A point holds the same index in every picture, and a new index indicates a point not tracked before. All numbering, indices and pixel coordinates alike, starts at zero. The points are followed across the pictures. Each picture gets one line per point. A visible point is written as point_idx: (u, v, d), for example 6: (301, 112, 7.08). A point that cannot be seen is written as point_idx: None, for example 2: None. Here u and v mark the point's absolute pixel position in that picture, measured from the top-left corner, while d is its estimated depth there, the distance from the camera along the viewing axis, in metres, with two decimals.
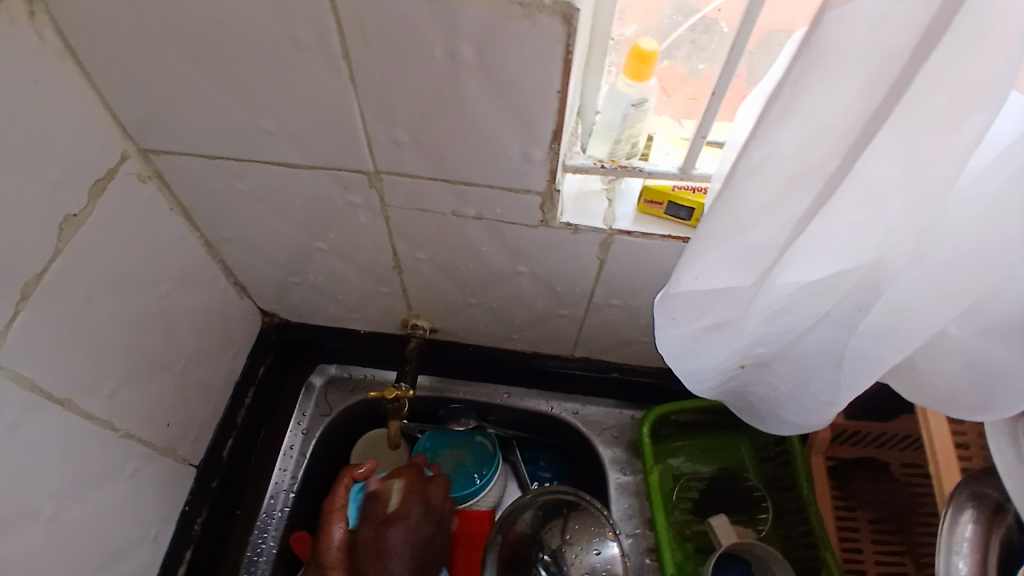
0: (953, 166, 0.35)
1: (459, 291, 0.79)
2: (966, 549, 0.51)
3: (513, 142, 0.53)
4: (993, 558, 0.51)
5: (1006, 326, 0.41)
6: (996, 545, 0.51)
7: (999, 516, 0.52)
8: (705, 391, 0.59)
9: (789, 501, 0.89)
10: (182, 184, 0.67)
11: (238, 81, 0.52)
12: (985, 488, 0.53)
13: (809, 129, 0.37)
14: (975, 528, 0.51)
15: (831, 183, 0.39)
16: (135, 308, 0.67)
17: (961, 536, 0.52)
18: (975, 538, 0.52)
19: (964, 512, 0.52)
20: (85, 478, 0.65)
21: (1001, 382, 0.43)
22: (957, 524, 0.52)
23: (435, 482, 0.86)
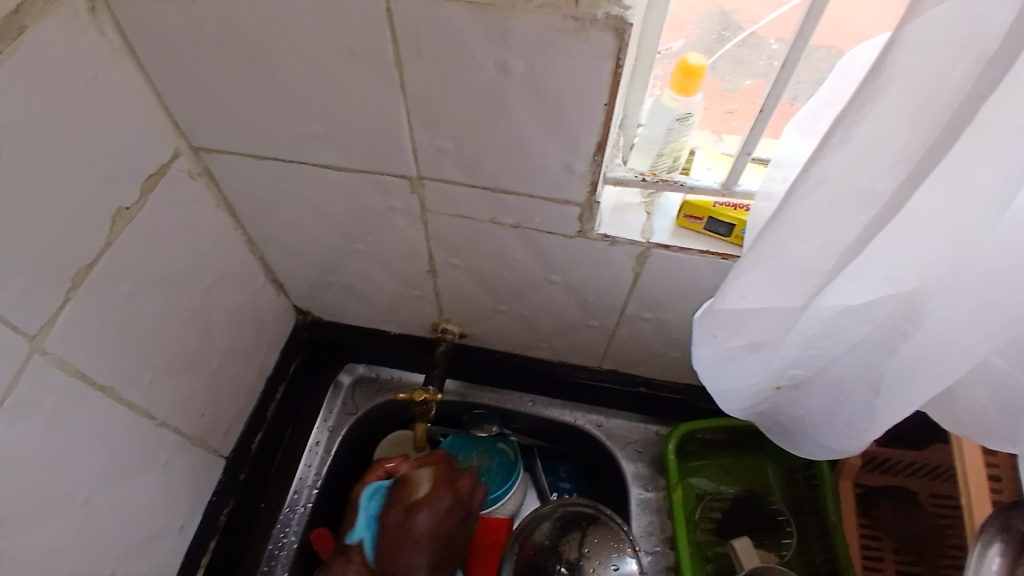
0: (1000, 196, 0.34)
1: (491, 298, 0.79)
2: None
3: (554, 154, 0.53)
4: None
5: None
6: None
7: None
8: (737, 411, 0.59)
9: (815, 527, 0.87)
10: (229, 182, 0.69)
11: (290, 85, 0.53)
12: (1015, 521, 0.49)
13: (862, 157, 0.36)
14: (1002, 562, 0.48)
15: (880, 214, 0.38)
16: (176, 301, 0.69)
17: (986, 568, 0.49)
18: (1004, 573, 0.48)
19: (992, 545, 0.49)
20: (118, 466, 0.67)
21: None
22: (984, 557, 0.49)
23: (465, 474, 0.88)
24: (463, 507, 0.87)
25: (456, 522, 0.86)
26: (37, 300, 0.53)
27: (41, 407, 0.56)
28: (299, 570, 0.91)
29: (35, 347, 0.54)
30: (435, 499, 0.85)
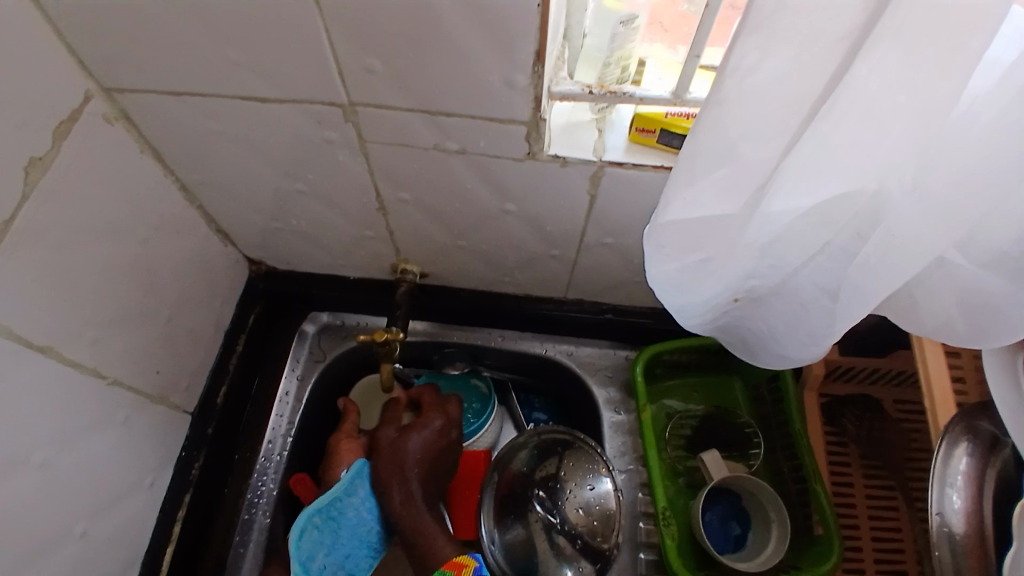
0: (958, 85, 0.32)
1: (447, 233, 0.76)
2: (960, 482, 0.56)
3: (493, 67, 0.50)
4: (987, 493, 0.55)
5: (1007, 254, 0.39)
6: (990, 475, 0.56)
7: (993, 448, 0.56)
8: (696, 326, 0.58)
9: (780, 438, 0.90)
10: (150, 124, 0.64)
11: (199, 7, 0.48)
12: (980, 422, 0.57)
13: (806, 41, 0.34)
14: (969, 462, 0.56)
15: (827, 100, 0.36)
16: (112, 254, 0.65)
17: (956, 468, 0.56)
18: (969, 470, 0.56)
19: (959, 445, 0.56)
20: (74, 427, 0.64)
21: (999, 313, 0.42)
22: (951, 457, 0.56)
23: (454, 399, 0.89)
24: (455, 433, 0.88)
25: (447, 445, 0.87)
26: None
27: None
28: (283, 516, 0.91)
29: None
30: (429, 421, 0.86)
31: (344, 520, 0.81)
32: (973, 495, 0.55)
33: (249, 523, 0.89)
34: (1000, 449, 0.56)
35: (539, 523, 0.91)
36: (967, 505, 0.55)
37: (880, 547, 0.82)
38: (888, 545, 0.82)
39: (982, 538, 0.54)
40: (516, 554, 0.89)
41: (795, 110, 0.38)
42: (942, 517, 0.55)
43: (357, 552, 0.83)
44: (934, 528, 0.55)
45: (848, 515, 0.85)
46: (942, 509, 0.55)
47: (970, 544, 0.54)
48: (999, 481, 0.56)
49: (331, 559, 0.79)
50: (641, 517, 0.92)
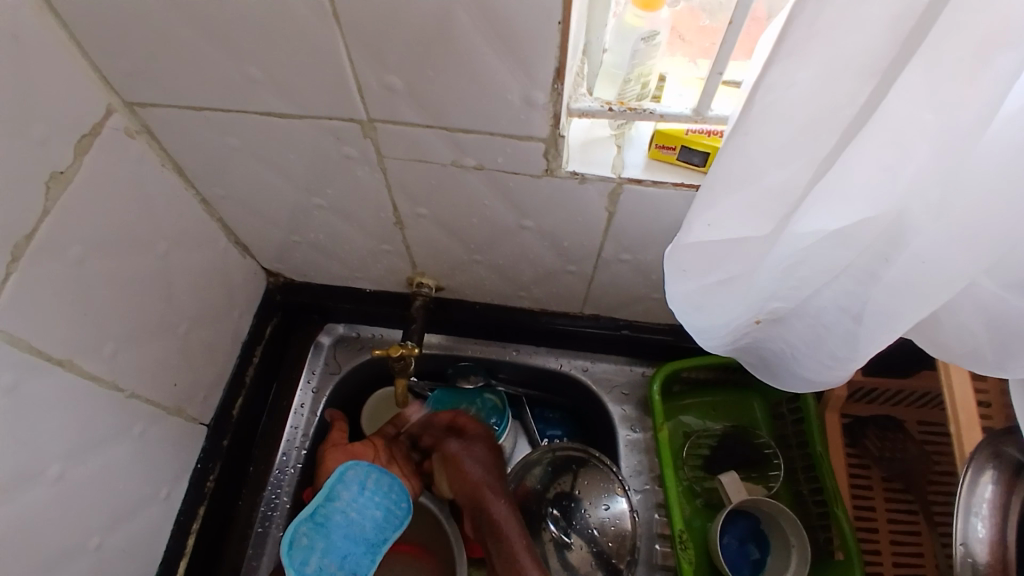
0: (984, 113, 0.31)
1: (463, 247, 0.76)
2: (985, 509, 0.54)
3: (512, 85, 0.50)
4: (1012, 521, 0.54)
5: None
6: (1016, 504, 0.54)
7: (1019, 477, 0.54)
8: (716, 347, 0.57)
9: (801, 457, 0.88)
10: (172, 139, 0.64)
11: (222, 26, 0.49)
12: (1004, 447, 0.55)
13: (831, 62, 0.33)
14: (994, 489, 0.54)
15: (854, 124, 0.35)
16: (132, 267, 0.66)
17: (981, 496, 0.54)
18: (994, 499, 0.54)
19: (984, 472, 0.54)
20: (90, 438, 0.65)
21: None
22: (977, 485, 0.54)
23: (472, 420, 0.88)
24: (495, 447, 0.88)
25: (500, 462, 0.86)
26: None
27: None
28: None
29: None
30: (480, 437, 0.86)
31: (336, 522, 0.77)
32: (997, 522, 0.54)
33: (263, 536, 0.89)
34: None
35: (552, 542, 0.89)
36: (992, 534, 0.54)
37: (902, 572, 0.79)
38: (910, 571, 0.79)
39: (1006, 568, 0.53)
40: None
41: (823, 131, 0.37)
42: (966, 545, 0.54)
43: (356, 549, 0.76)
44: (957, 557, 0.54)
45: (869, 539, 0.82)
46: (964, 537, 0.54)
47: (993, 573, 0.53)
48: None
49: (330, 561, 0.75)
50: (657, 539, 0.90)
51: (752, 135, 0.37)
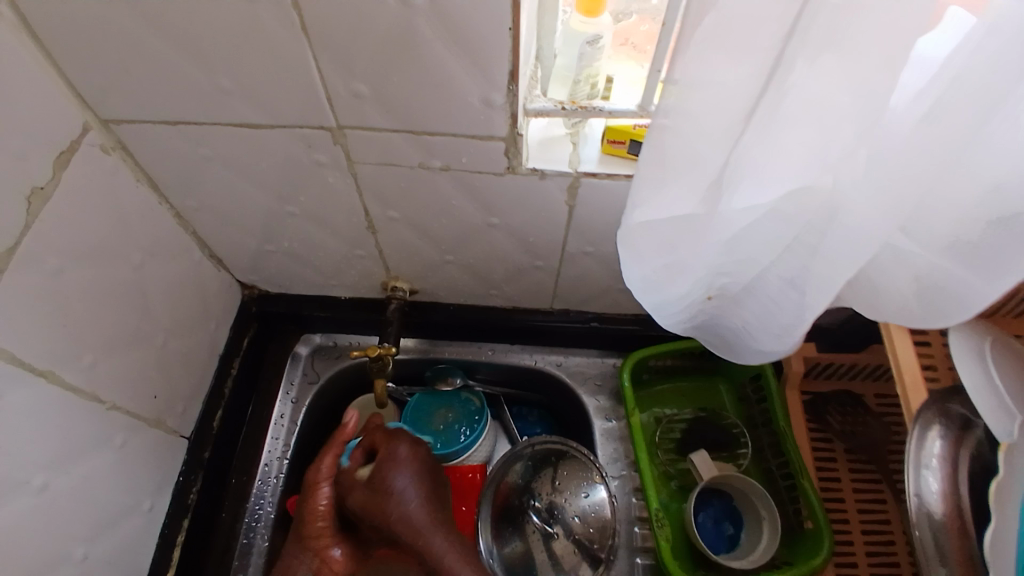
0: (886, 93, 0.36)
1: (434, 248, 0.79)
2: (936, 463, 0.59)
3: (471, 87, 0.53)
4: (962, 475, 0.59)
5: (953, 237, 0.42)
6: (965, 456, 0.59)
7: (966, 430, 0.59)
8: (674, 326, 0.62)
9: (766, 437, 0.93)
10: (147, 153, 0.66)
11: (194, 41, 0.52)
12: (952, 406, 0.60)
13: (747, 48, 0.38)
14: (944, 443, 0.59)
15: (774, 106, 0.40)
16: (107, 279, 0.67)
17: (930, 452, 0.59)
18: (943, 452, 0.59)
19: (932, 427, 0.59)
20: (71, 449, 0.65)
21: (951, 292, 0.45)
22: (926, 439, 0.59)
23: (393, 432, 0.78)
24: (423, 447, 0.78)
25: (421, 465, 0.76)
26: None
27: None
28: (281, 538, 0.92)
29: None
30: (392, 452, 0.75)
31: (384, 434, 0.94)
32: (948, 478, 0.58)
33: (249, 546, 0.90)
34: (972, 430, 0.59)
35: (536, 533, 0.92)
36: (944, 489, 0.58)
37: (871, 539, 0.83)
38: (878, 537, 0.83)
39: (961, 519, 0.57)
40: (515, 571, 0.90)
41: (742, 113, 0.41)
42: (919, 499, 0.58)
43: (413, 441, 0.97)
44: (913, 508, 0.58)
45: (837, 509, 0.86)
46: (919, 492, 0.58)
47: (949, 521, 0.57)
48: (972, 462, 0.59)
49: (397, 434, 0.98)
50: (637, 522, 0.93)
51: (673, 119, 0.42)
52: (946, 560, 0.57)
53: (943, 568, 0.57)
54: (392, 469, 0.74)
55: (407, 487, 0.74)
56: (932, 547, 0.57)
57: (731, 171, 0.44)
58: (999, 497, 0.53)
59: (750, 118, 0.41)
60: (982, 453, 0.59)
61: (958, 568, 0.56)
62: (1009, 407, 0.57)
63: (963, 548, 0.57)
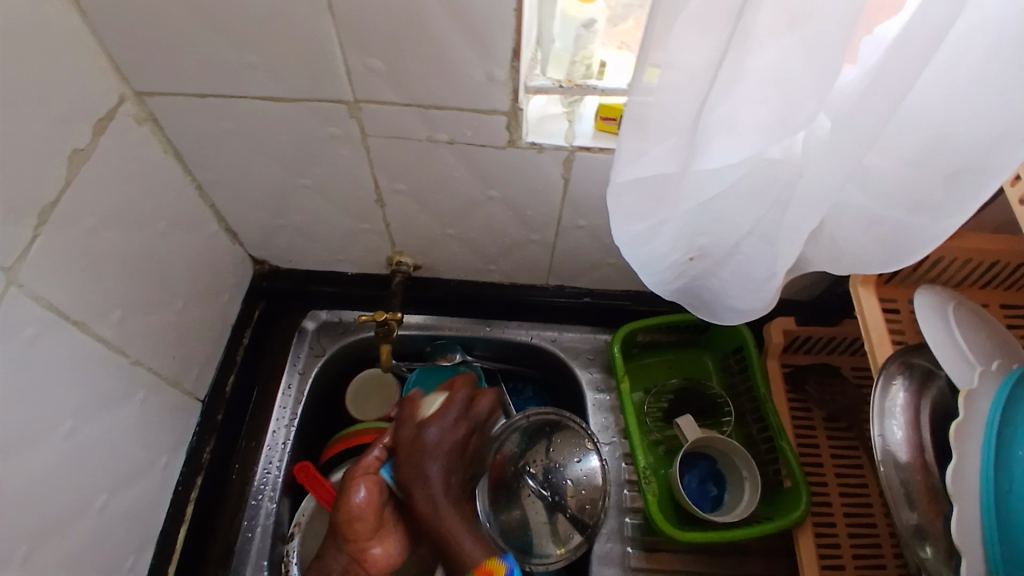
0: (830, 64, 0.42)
1: (437, 221, 0.85)
2: (899, 411, 0.65)
3: (476, 63, 0.59)
4: (924, 423, 0.64)
5: (894, 190, 0.50)
6: (927, 405, 0.65)
7: (926, 381, 0.65)
8: (660, 284, 0.68)
9: (749, 404, 0.99)
10: (173, 125, 0.72)
11: (226, 18, 0.57)
12: (914, 359, 0.67)
13: (708, 28, 0.43)
14: (906, 393, 0.65)
15: (734, 80, 0.45)
16: (134, 242, 0.72)
17: (894, 401, 0.65)
18: (906, 402, 0.65)
19: (895, 380, 0.65)
20: (99, 398, 0.70)
21: (899, 236, 0.52)
22: (889, 391, 0.65)
23: (483, 393, 0.89)
24: (480, 420, 0.88)
25: (470, 430, 0.86)
26: (8, 232, 0.56)
27: (18, 336, 0.59)
28: (289, 500, 0.96)
29: (11, 278, 0.57)
30: (447, 410, 0.85)
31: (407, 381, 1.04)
32: (910, 424, 0.64)
33: (256, 509, 0.94)
34: (933, 380, 0.65)
35: (532, 495, 0.97)
36: (907, 434, 0.64)
37: (848, 501, 0.88)
38: (855, 499, 0.88)
39: (924, 460, 0.63)
40: (512, 532, 0.95)
41: (706, 87, 0.46)
42: (884, 443, 0.64)
43: None
44: (879, 453, 0.64)
45: (816, 473, 0.91)
46: (883, 438, 0.64)
47: (914, 465, 0.63)
48: (934, 408, 0.65)
49: None
50: (626, 484, 0.99)
51: (652, 90, 0.47)
52: (912, 500, 0.62)
53: (911, 510, 0.62)
54: (432, 420, 0.83)
55: (438, 437, 0.82)
56: (899, 488, 0.62)
57: (700, 137, 0.49)
58: (959, 435, 0.55)
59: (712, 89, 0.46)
60: (944, 399, 0.65)
61: (925, 506, 0.62)
62: (969, 356, 0.63)
63: (926, 485, 0.62)
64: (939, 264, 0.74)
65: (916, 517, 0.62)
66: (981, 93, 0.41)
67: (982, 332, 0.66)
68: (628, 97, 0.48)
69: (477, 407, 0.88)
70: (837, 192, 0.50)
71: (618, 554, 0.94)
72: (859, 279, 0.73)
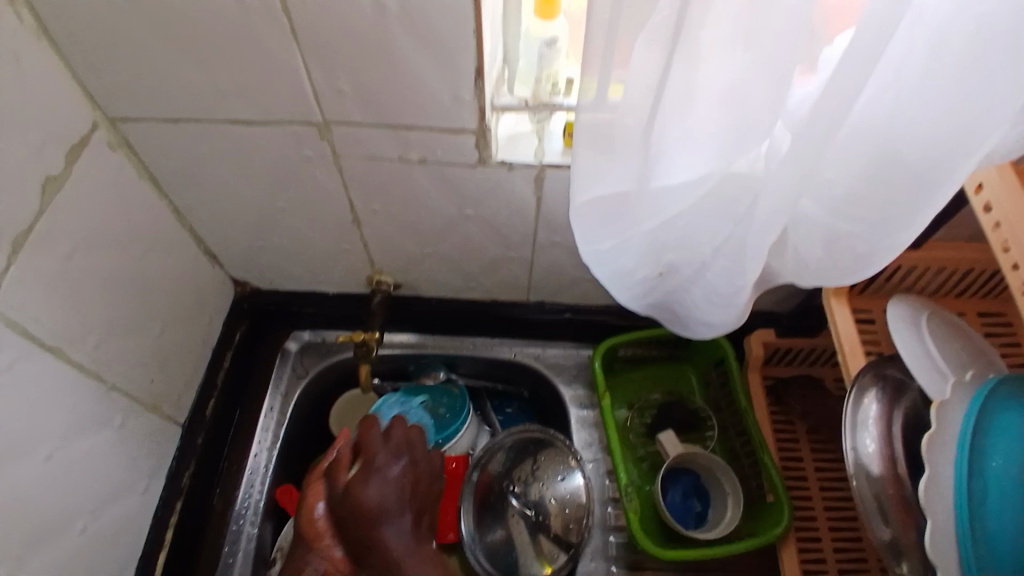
0: (775, 77, 0.43)
1: (415, 240, 0.85)
2: (871, 424, 0.65)
3: (442, 86, 0.60)
4: (896, 436, 0.64)
5: (844, 202, 0.51)
6: (898, 417, 0.65)
7: (899, 393, 0.65)
8: (631, 299, 0.68)
9: (731, 418, 0.99)
10: (151, 150, 0.73)
11: (197, 44, 0.58)
12: (886, 370, 0.66)
13: (656, 44, 0.44)
14: (879, 407, 0.64)
15: (687, 96, 0.46)
16: (113, 266, 0.73)
17: (866, 413, 0.65)
18: (879, 415, 0.64)
19: (867, 393, 0.65)
20: (77, 421, 0.70)
21: (854, 245, 0.53)
22: (861, 404, 0.65)
23: (397, 422, 0.89)
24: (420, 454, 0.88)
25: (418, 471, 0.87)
26: None
27: None
28: (272, 522, 0.96)
29: None
30: (375, 452, 0.85)
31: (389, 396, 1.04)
32: (883, 437, 0.64)
33: (238, 533, 0.92)
34: (906, 391, 0.65)
35: (517, 516, 0.97)
36: (880, 447, 0.64)
37: (833, 515, 0.87)
38: (840, 511, 0.87)
39: (896, 473, 0.63)
40: (499, 553, 0.94)
41: (657, 105, 0.47)
42: (856, 456, 0.64)
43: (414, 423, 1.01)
44: (851, 465, 0.64)
45: (800, 487, 0.90)
46: (855, 451, 0.65)
47: (887, 480, 0.63)
48: (907, 418, 0.65)
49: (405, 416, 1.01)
50: (610, 502, 0.98)
51: (617, 106, 0.48)
52: (886, 514, 0.62)
53: (885, 525, 0.62)
54: (370, 474, 0.82)
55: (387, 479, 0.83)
56: (871, 502, 0.63)
57: (656, 153, 0.50)
58: (931, 448, 0.55)
59: (663, 105, 0.47)
60: (917, 411, 0.65)
61: (897, 520, 0.62)
62: (942, 368, 0.62)
63: (899, 497, 0.62)
64: (912, 274, 0.74)
65: (890, 531, 0.62)
66: (917, 106, 0.43)
67: (954, 341, 0.66)
68: (580, 115, 0.49)
69: (394, 437, 0.87)
70: (793, 204, 0.51)
71: (603, 573, 0.93)
72: (831, 290, 0.74)
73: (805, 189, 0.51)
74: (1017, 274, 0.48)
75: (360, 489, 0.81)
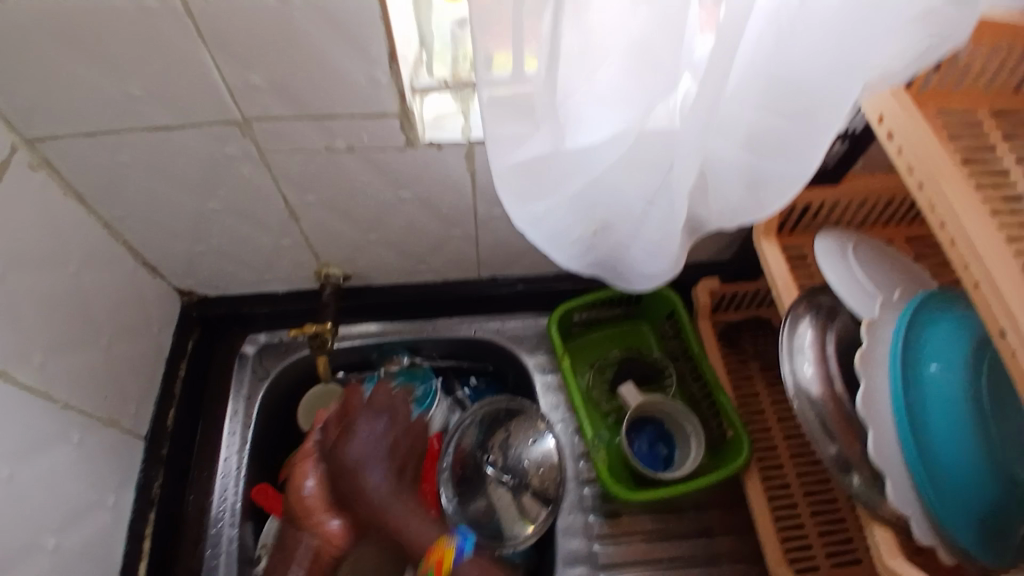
0: (662, 25, 0.44)
1: (357, 228, 0.85)
2: (807, 349, 0.68)
3: (356, 67, 0.60)
4: (831, 356, 0.67)
5: (757, 134, 0.53)
6: (832, 338, 0.68)
7: (831, 317, 0.69)
8: (572, 260, 0.70)
9: (687, 365, 1.03)
10: (72, 167, 0.71)
11: (101, 51, 0.57)
12: (819, 299, 0.70)
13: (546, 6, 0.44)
14: (813, 331, 0.68)
15: (585, 51, 0.47)
16: (48, 284, 0.71)
17: (802, 339, 0.68)
18: (814, 339, 0.68)
19: (802, 320, 0.69)
20: (32, 443, 0.69)
21: (771, 179, 0.55)
22: (797, 330, 0.69)
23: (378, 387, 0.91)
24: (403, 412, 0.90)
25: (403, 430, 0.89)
26: None
27: None
28: (252, 521, 0.96)
29: None
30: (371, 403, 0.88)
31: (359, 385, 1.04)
32: (819, 358, 0.67)
33: (217, 536, 0.92)
34: (837, 315, 0.69)
35: (493, 482, 0.99)
36: (816, 368, 0.67)
37: (791, 441, 0.91)
38: (796, 438, 0.92)
39: (834, 391, 0.65)
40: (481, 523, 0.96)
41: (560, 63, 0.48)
42: (795, 379, 0.67)
43: None
44: (792, 389, 0.67)
45: (758, 420, 0.94)
46: (795, 375, 0.67)
47: (826, 399, 0.65)
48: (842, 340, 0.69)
49: None
50: (581, 458, 1.02)
51: (531, 76, 0.49)
52: (831, 433, 0.64)
53: (832, 442, 0.64)
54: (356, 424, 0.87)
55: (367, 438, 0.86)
56: (816, 421, 0.65)
57: (566, 111, 0.51)
58: (865, 362, 0.58)
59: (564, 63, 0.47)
60: (849, 331, 0.70)
61: (842, 437, 0.64)
62: (870, 289, 0.67)
63: (840, 413, 0.64)
64: (838, 207, 0.78)
65: (836, 447, 0.64)
66: (807, 33, 0.44)
67: (877, 265, 0.70)
68: (481, 85, 0.49)
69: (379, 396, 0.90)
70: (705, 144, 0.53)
71: (581, 524, 0.97)
72: (761, 231, 0.77)
73: (716, 130, 0.53)
74: (923, 192, 0.51)
75: (346, 444, 0.85)
